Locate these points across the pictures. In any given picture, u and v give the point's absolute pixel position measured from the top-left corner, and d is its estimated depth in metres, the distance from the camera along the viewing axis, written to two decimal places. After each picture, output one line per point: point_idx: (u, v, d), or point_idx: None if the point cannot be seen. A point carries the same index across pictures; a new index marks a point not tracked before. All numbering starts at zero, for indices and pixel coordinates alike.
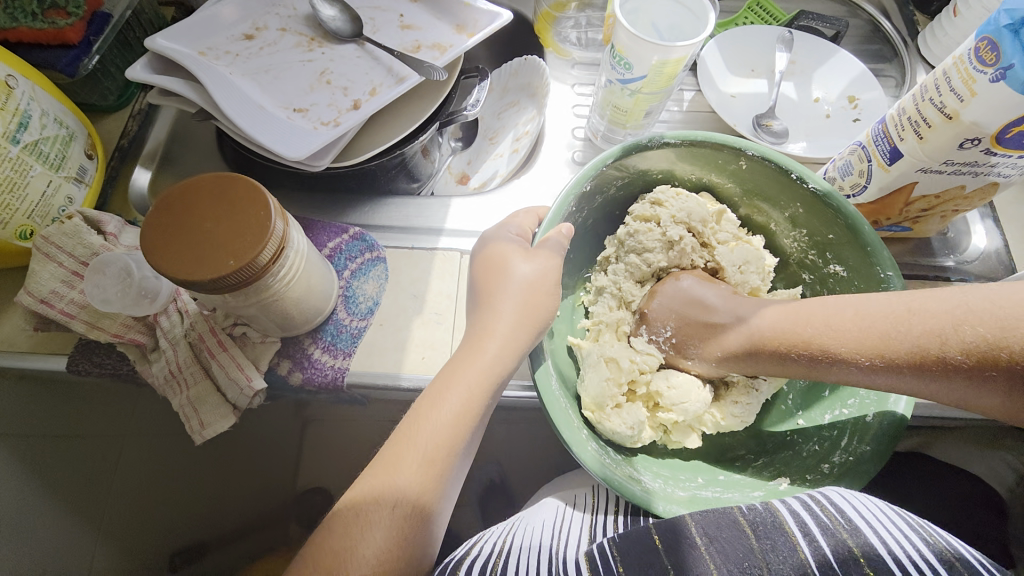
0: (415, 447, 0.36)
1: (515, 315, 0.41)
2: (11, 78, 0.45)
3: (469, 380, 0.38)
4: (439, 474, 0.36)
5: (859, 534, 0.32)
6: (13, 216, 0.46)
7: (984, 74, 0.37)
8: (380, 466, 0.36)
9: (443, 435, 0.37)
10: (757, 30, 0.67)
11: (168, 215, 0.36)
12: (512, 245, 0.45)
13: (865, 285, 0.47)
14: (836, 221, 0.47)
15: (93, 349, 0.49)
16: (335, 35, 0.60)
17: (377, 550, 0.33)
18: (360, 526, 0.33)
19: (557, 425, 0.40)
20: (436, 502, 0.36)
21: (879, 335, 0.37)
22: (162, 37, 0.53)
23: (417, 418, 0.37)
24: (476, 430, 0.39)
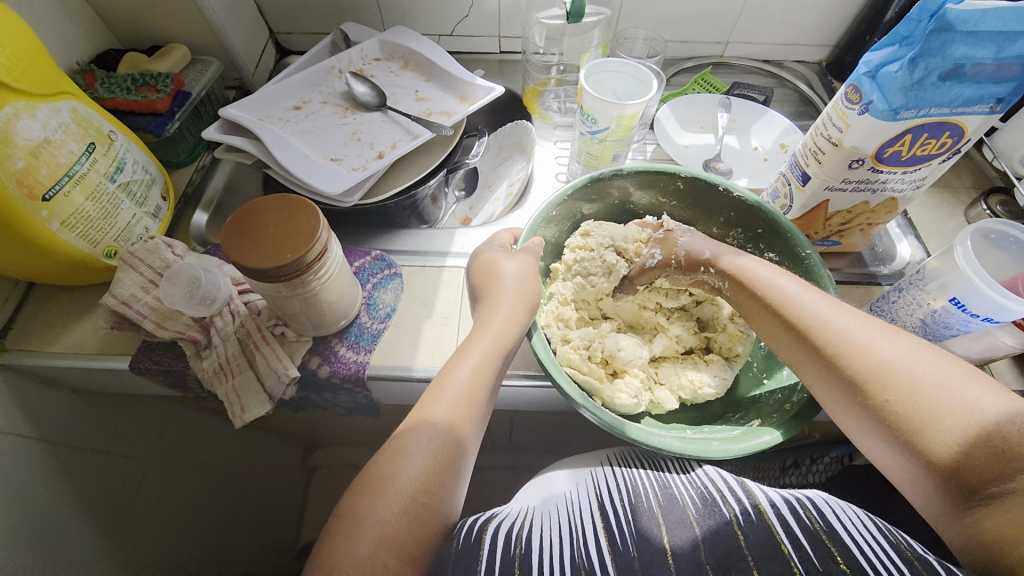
0: (443, 396, 0.44)
1: (516, 299, 0.50)
2: (113, 133, 0.60)
3: (483, 346, 0.47)
4: (469, 414, 0.44)
5: (838, 539, 0.41)
6: (103, 237, 0.58)
7: (853, 110, 0.51)
8: (420, 409, 0.44)
9: (465, 387, 0.45)
10: (702, 97, 0.84)
11: (245, 220, 0.47)
12: (496, 251, 0.55)
13: (793, 264, 0.58)
14: (761, 217, 0.59)
15: (153, 349, 0.58)
16: (364, 105, 0.76)
17: (413, 476, 0.41)
18: (399, 458, 0.41)
19: (558, 378, 0.47)
20: (467, 436, 0.44)
21: (871, 356, 0.43)
22: (233, 108, 0.69)
23: (445, 375, 0.46)
24: (493, 385, 0.47)
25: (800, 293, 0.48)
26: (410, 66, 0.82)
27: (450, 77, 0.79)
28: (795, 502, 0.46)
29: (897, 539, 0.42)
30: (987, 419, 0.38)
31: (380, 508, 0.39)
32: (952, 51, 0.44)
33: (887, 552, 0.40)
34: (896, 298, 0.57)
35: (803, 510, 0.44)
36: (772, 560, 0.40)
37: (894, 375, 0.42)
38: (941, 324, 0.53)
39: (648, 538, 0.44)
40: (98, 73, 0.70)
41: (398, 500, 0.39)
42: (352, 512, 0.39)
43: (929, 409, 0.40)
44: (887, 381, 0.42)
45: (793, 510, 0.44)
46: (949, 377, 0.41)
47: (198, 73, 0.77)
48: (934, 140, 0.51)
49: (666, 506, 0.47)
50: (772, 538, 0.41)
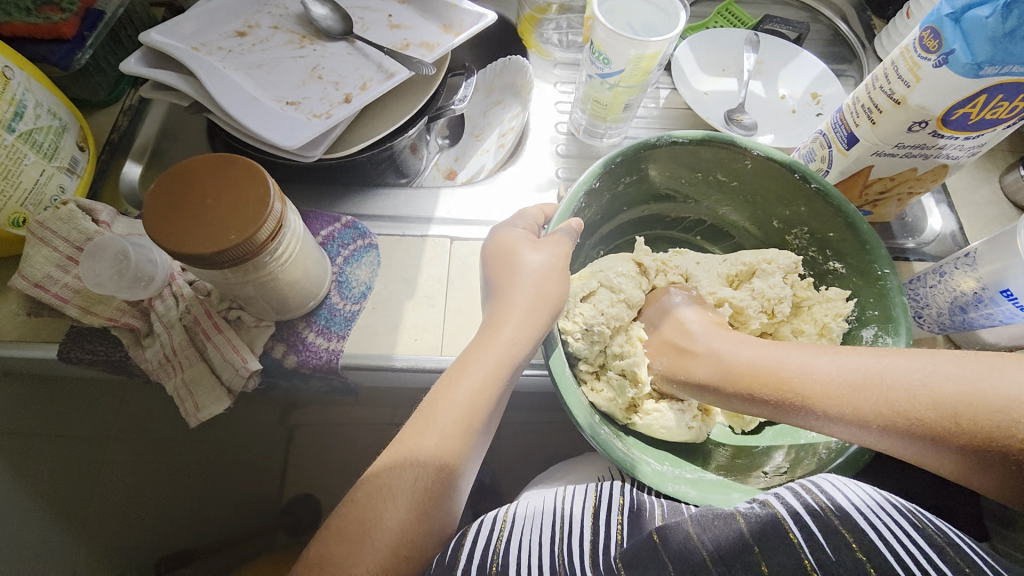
0: (436, 422, 0.38)
1: (531, 310, 0.42)
2: (8, 69, 0.46)
3: (490, 359, 0.40)
4: (464, 439, 0.38)
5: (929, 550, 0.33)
6: (6, 202, 0.47)
7: (927, 60, 0.41)
8: (412, 427, 0.38)
9: (464, 412, 0.38)
10: (725, 33, 0.72)
11: (176, 191, 0.37)
12: (520, 235, 0.47)
13: (863, 281, 0.49)
14: (836, 219, 0.50)
15: (85, 336, 0.49)
16: (326, 33, 0.62)
17: (398, 518, 0.35)
18: (381, 498, 0.36)
19: (572, 408, 0.41)
20: (461, 468, 0.38)
21: (855, 386, 0.38)
22: (157, 33, 0.55)
23: (443, 394, 0.39)
24: (497, 408, 0.40)
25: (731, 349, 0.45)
26: None
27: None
28: (804, 490, 0.38)
29: (922, 521, 0.34)
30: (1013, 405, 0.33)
31: (359, 563, 0.34)
32: None
33: (918, 547, 0.32)
34: (934, 281, 0.51)
35: (809, 494, 0.38)
36: (778, 553, 0.33)
37: (932, 407, 0.35)
38: (979, 315, 0.48)
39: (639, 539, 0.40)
40: None
41: (376, 554, 0.34)
42: (319, 561, 0.34)
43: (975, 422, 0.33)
44: (860, 407, 0.37)
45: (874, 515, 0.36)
46: (959, 369, 0.35)
47: None
48: (1005, 104, 0.42)
49: (671, 511, 0.42)
50: (780, 526, 0.35)
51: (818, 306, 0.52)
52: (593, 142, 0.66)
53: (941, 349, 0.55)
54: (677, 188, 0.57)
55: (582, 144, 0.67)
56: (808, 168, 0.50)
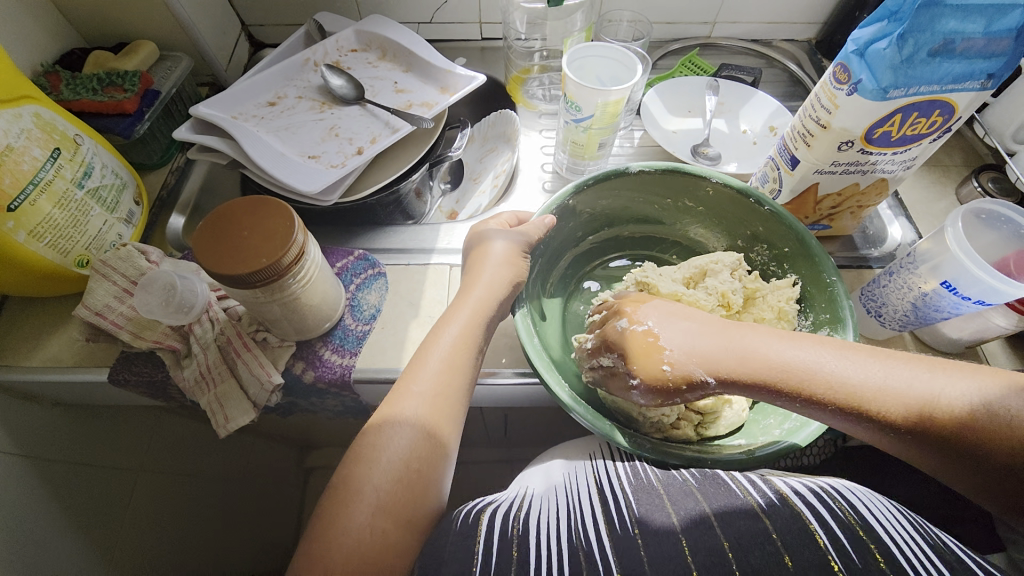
0: (426, 364, 0.45)
1: (494, 279, 0.50)
2: (78, 137, 0.57)
3: (462, 315, 0.48)
4: (448, 380, 0.44)
5: (875, 534, 0.39)
6: (74, 246, 0.56)
7: (841, 90, 0.49)
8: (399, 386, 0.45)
9: (446, 357, 0.45)
10: (688, 81, 0.82)
11: (217, 226, 0.45)
12: (492, 236, 0.54)
13: (816, 287, 0.55)
14: (790, 236, 0.56)
15: (132, 359, 0.56)
16: (342, 99, 0.73)
17: (402, 447, 0.41)
18: (389, 431, 0.42)
19: (541, 375, 0.47)
20: (440, 411, 0.43)
21: (872, 388, 0.39)
22: (203, 106, 0.67)
23: (428, 346, 0.46)
24: (475, 357, 0.47)
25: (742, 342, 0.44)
26: (388, 57, 0.79)
27: (430, 66, 0.76)
28: (823, 493, 0.43)
29: (934, 540, 0.40)
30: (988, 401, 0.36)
31: (373, 479, 0.40)
32: (941, 26, 0.43)
33: (926, 553, 0.38)
34: (886, 282, 0.56)
35: (834, 502, 0.42)
36: (805, 551, 0.37)
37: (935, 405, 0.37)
38: (931, 307, 0.52)
39: (648, 514, 0.42)
40: (63, 75, 0.67)
41: (388, 473, 0.40)
42: (343, 482, 0.40)
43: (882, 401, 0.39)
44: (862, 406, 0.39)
45: (824, 501, 0.41)
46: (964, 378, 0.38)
47: (167, 70, 0.74)
48: (924, 119, 0.49)
49: (666, 480, 0.46)
50: (805, 527, 0.39)
51: (770, 294, 0.57)
52: (575, 178, 0.75)
53: (908, 345, 0.59)
54: (652, 212, 0.65)
55: (566, 180, 0.76)
56: (761, 193, 0.57)
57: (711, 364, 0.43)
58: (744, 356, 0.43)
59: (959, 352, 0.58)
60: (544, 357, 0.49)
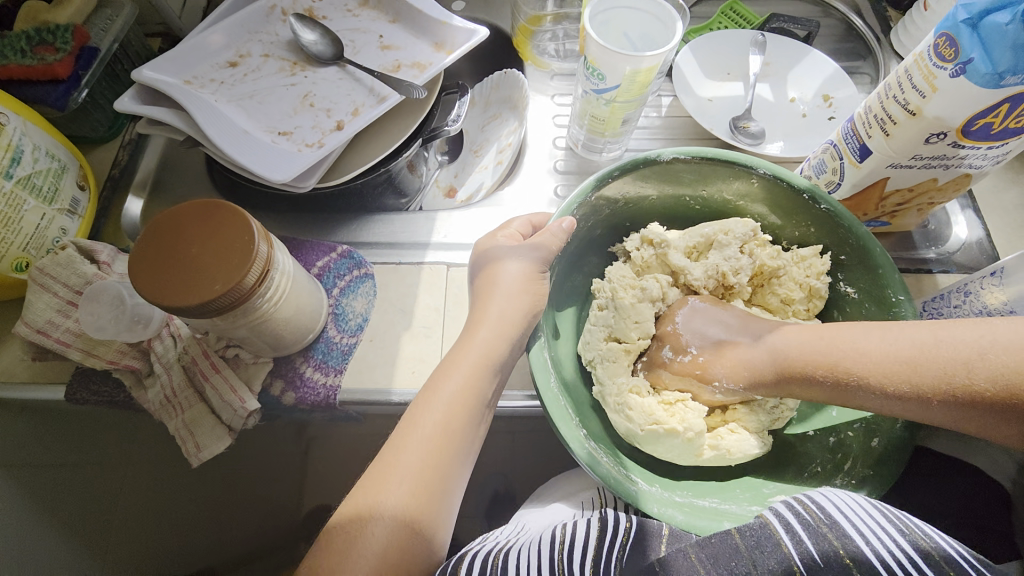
0: (420, 427, 0.38)
1: (505, 311, 0.42)
2: (2, 116, 0.47)
3: (465, 366, 0.40)
4: (447, 450, 0.38)
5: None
6: (8, 248, 0.48)
7: (943, 70, 0.38)
8: (385, 464, 0.37)
9: (440, 420, 0.38)
10: (729, 36, 0.69)
11: (158, 243, 0.37)
12: (503, 248, 0.45)
13: (877, 308, 0.47)
14: (847, 240, 0.48)
15: (90, 377, 0.50)
16: (316, 59, 0.62)
17: (381, 540, 0.34)
18: (367, 520, 0.35)
19: (556, 423, 0.40)
20: (436, 490, 0.37)
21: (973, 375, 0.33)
22: (148, 69, 0.55)
23: (420, 404, 0.39)
24: (477, 414, 0.40)
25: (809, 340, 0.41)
26: (371, 3, 0.66)
27: (421, 16, 0.63)
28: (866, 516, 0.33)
29: (918, 535, 0.31)
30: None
31: (349, 571, 0.32)
32: None
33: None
34: (959, 301, 0.48)
35: (806, 510, 0.34)
36: None
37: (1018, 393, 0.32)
38: None
39: (645, 562, 0.36)
40: None
41: (368, 563, 0.33)
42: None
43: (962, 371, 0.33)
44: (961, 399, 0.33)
45: (873, 529, 0.32)
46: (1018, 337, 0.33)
47: (107, 20, 0.61)
48: None
49: (675, 534, 0.39)
50: (785, 565, 0.31)
51: (797, 267, 0.51)
52: (593, 157, 0.64)
53: None
54: (685, 206, 0.55)
55: (581, 159, 0.65)
56: (816, 186, 0.47)
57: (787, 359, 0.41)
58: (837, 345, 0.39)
59: None
60: (562, 401, 0.41)
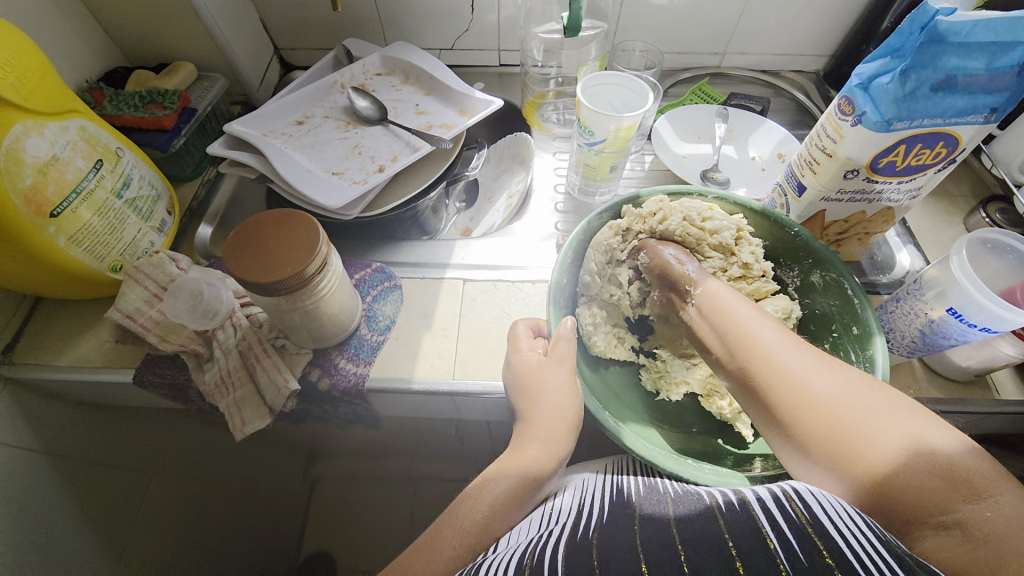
0: (529, 449, 0.49)
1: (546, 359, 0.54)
2: (120, 150, 0.61)
3: (544, 419, 0.50)
4: (533, 472, 0.48)
5: (822, 529, 0.36)
6: (110, 252, 0.59)
7: (846, 121, 0.51)
8: (510, 458, 0.50)
9: (532, 457, 0.48)
10: (697, 108, 0.84)
11: (246, 236, 0.48)
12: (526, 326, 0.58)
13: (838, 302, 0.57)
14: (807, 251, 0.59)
15: (157, 362, 0.58)
16: (366, 120, 0.77)
17: (483, 510, 0.46)
18: (490, 484, 0.48)
19: (589, 407, 0.53)
20: (498, 476, 0.49)
21: (835, 420, 0.40)
22: (237, 123, 0.71)
23: (525, 435, 0.50)
24: (563, 452, 0.50)
25: (757, 326, 0.46)
26: (411, 81, 0.83)
27: (450, 90, 0.80)
28: (783, 497, 0.41)
29: (889, 538, 0.36)
30: (930, 463, 0.37)
31: (451, 538, 0.44)
32: (943, 63, 0.44)
33: (879, 548, 0.34)
34: (895, 307, 0.57)
35: (790, 504, 0.40)
36: (755, 554, 0.35)
37: (858, 446, 0.39)
38: (938, 334, 0.53)
39: (618, 528, 0.41)
40: (106, 91, 0.71)
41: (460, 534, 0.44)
42: (424, 543, 0.45)
43: (817, 411, 0.41)
44: (826, 431, 0.40)
45: (779, 504, 0.40)
46: (907, 416, 0.39)
47: (204, 90, 0.79)
48: (928, 150, 0.51)
49: (647, 501, 0.45)
50: (758, 532, 0.37)
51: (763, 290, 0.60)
52: (588, 199, 0.77)
53: (917, 371, 0.60)
54: None
55: (578, 202, 0.78)
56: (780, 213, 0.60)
57: (710, 300, 0.49)
58: (722, 301, 0.49)
59: (969, 380, 0.58)
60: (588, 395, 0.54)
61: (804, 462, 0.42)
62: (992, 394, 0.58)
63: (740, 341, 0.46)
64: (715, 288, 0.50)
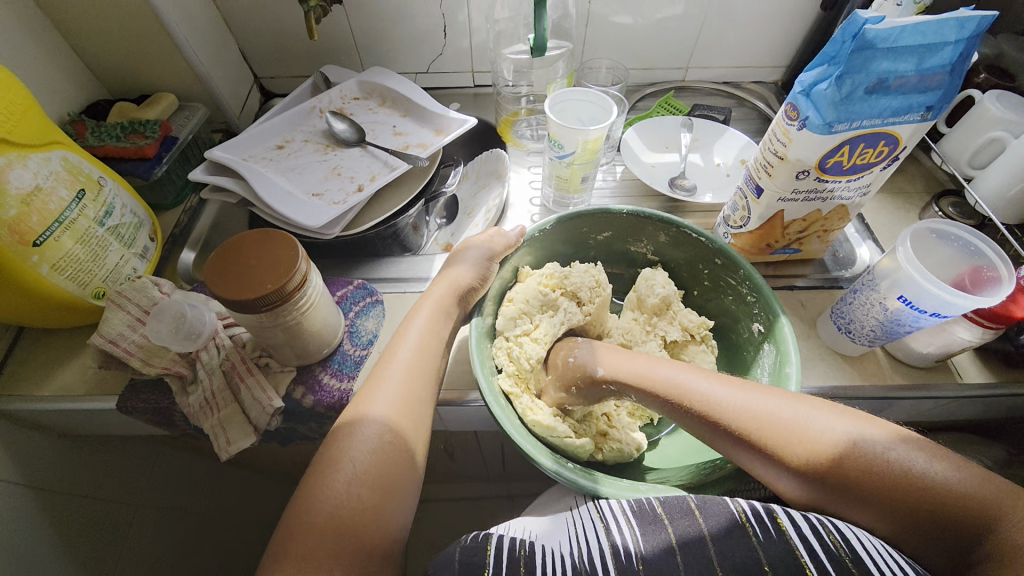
0: (381, 392, 0.50)
1: (434, 322, 0.57)
2: (102, 179, 0.63)
3: (404, 354, 0.53)
4: (410, 403, 0.50)
5: (863, 567, 0.38)
6: (92, 279, 0.60)
7: (793, 126, 0.54)
8: (367, 389, 0.51)
9: (389, 403, 0.49)
10: (663, 120, 0.88)
11: (225, 256, 0.49)
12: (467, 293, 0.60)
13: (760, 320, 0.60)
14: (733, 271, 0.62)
15: (141, 387, 0.59)
16: (344, 142, 0.80)
17: (367, 443, 0.46)
18: (357, 424, 0.47)
19: (510, 432, 0.49)
20: (407, 431, 0.48)
21: (774, 431, 0.45)
22: (218, 150, 0.73)
23: (382, 364, 0.52)
24: (431, 377, 0.53)
25: (670, 372, 0.51)
26: (387, 104, 0.86)
27: (426, 111, 0.83)
28: (821, 522, 0.41)
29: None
30: (850, 443, 0.43)
31: (336, 483, 0.44)
32: (875, 66, 0.48)
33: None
34: (852, 299, 0.60)
35: (826, 530, 0.40)
36: None
37: (800, 446, 0.44)
38: (896, 322, 0.56)
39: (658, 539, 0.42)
40: (87, 123, 0.73)
41: (352, 467, 0.45)
42: (315, 475, 0.45)
43: (757, 429, 0.45)
44: (773, 441, 0.45)
45: (818, 531, 0.40)
46: (817, 412, 0.46)
47: (185, 119, 0.81)
48: (870, 149, 0.54)
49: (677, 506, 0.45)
50: (798, 562, 0.38)
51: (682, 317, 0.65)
52: (562, 210, 0.80)
53: (882, 360, 0.63)
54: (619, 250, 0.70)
55: (553, 213, 0.81)
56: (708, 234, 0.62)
57: (616, 371, 0.52)
58: (639, 361, 0.53)
59: (930, 366, 0.61)
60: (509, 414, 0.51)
61: (768, 472, 0.45)
62: (952, 378, 0.61)
63: (675, 390, 0.49)
64: (609, 360, 0.53)
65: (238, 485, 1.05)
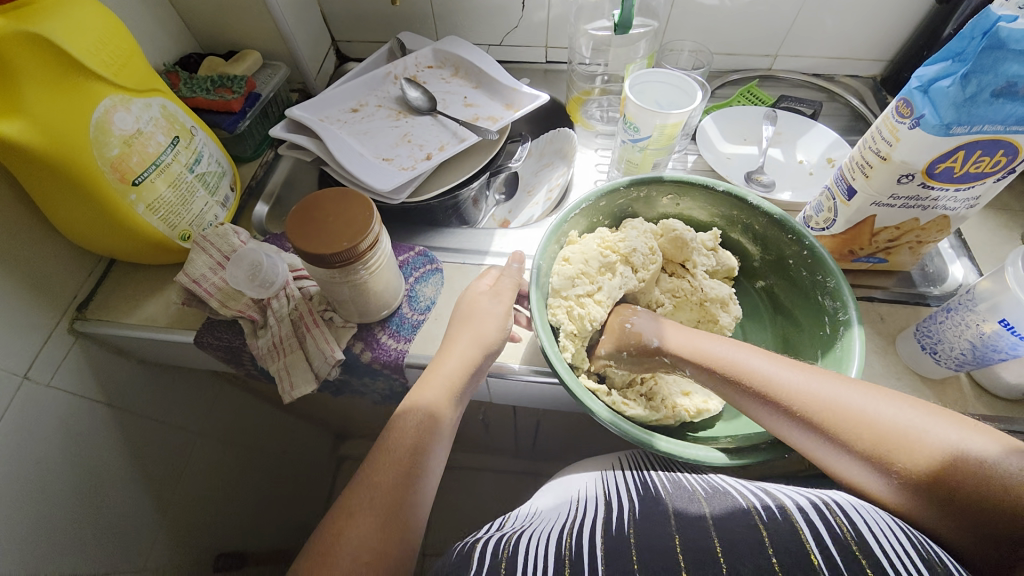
0: (434, 382, 0.52)
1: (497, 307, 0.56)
2: (194, 129, 0.66)
3: (455, 357, 0.53)
4: (454, 393, 0.53)
5: (865, 546, 0.38)
6: (180, 222, 0.64)
7: (903, 124, 0.50)
8: (420, 386, 0.53)
9: (436, 396, 0.51)
10: (744, 110, 0.84)
11: (305, 211, 0.51)
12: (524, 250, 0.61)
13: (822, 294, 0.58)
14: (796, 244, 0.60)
15: (217, 326, 0.63)
16: (416, 110, 0.80)
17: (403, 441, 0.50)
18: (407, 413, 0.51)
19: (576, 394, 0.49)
20: (445, 417, 0.52)
21: (864, 429, 0.43)
22: (299, 108, 0.75)
23: (434, 365, 0.54)
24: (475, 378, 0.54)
25: (745, 357, 0.49)
26: (460, 74, 0.86)
27: (498, 84, 0.82)
28: (824, 507, 0.42)
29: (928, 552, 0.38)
30: (951, 450, 0.40)
31: (366, 492, 0.47)
32: (1004, 69, 0.43)
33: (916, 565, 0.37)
34: (942, 318, 0.55)
35: (832, 516, 0.41)
36: (797, 563, 0.38)
37: (890, 448, 0.42)
38: (988, 347, 0.52)
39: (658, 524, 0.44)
40: (181, 74, 0.77)
41: (389, 470, 0.48)
42: (346, 505, 0.47)
43: (841, 425, 0.43)
44: (859, 440, 0.43)
45: (821, 516, 0.41)
46: (912, 410, 0.43)
47: (268, 77, 0.84)
48: (987, 158, 0.49)
49: (681, 500, 0.47)
50: (802, 546, 0.39)
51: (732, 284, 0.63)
52: None
53: (964, 387, 0.58)
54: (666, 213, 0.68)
55: None
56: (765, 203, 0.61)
57: (678, 349, 0.52)
58: (704, 343, 0.51)
59: (1019, 399, 0.56)
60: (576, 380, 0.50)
61: (853, 471, 0.44)
62: None
63: (751, 379, 0.48)
64: (671, 334, 0.53)
65: (284, 432, 1.12)
